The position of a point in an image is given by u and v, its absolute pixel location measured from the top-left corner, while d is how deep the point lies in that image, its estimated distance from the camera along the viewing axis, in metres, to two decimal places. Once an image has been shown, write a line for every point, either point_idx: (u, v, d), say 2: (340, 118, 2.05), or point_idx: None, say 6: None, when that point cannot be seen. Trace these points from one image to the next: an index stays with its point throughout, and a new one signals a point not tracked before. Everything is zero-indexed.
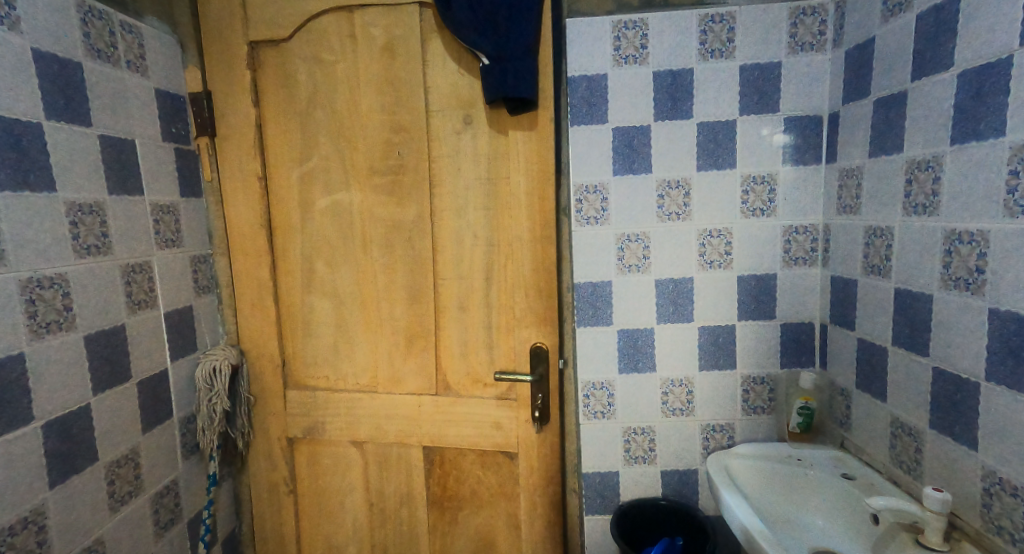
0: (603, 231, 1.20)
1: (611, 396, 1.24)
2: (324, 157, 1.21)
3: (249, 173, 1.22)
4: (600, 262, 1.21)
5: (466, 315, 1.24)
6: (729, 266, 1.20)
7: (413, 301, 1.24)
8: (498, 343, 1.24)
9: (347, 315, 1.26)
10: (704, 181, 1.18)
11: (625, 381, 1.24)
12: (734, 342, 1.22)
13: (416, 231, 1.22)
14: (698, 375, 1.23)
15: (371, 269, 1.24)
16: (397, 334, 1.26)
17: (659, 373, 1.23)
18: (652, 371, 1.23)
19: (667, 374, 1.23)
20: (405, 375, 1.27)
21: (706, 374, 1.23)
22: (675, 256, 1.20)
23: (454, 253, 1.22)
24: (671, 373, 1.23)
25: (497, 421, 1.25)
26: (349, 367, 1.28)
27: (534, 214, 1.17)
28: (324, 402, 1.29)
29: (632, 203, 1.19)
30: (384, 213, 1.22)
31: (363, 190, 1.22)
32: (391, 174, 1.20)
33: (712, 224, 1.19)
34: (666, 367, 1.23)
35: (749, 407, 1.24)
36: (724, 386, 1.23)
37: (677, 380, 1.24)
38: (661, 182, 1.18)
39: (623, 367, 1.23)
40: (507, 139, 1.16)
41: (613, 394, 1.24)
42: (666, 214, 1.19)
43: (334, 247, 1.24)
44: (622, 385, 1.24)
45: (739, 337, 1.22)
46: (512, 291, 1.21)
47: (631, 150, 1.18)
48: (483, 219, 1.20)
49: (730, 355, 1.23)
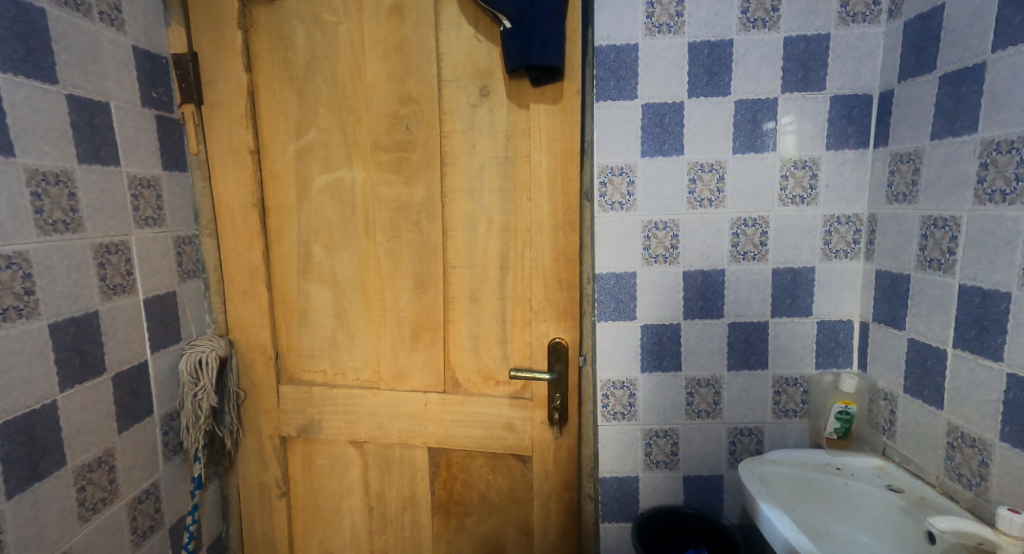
0: (630, 217, 1.11)
1: (633, 396, 1.17)
2: (325, 129, 1.10)
3: (240, 146, 1.10)
4: (624, 251, 1.12)
5: (477, 307, 1.13)
6: (763, 258, 1.12)
7: (420, 289, 1.14)
8: (513, 337, 1.14)
9: (347, 305, 1.17)
10: (740, 166, 1.09)
11: (648, 380, 1.17)
12: (766, 340, 1.16)
13: (425, 214, 1.11)
14: (726, 375, 1.17)
15: (375, 255, 1.14)
16: (402, 327, 1.16)
17: (685, 372, 1.17)
18: (677, 371, 1.17)
19: (693, 373, 1.17)
20: (409, 370, 1.17)
21: (734, 376, 1.17)
22: (706, 246, 1.12)
23: (467, 240, 1.11)
24: (696, 372, 1.17)
25: (510, 422, 1.15)
26: (349, 361, 1.19)
27: (556, 198, 1.07)
28: (321, 399, 1.19)
29: (657, 189, 1.11)
30: (389, 192, 1.11)
31: (368, 168, 1.11)
32: (398, 151, 1.09)
33: (746, 212, 1.11)
34: (691, 367, 1.17)
35: (780, 410, 1.17)
36: (755, 387, 1.17)
37: (704, 380, 1.17)
38: (694, 166, 1.10)
39: (646, 366, 1.16)
40: (528, 113, 1.05)
41: (634, 393, 1.17)
42: (697, 201, 1.11)
43: (335, 230, 1.14)
44: (644, 385, 1.17)
45: (772, 335, 1.15)
46: (529, 282, 1.11)
47: (661, 130, 1.09)
48: (499, 202, 1.09)
49: (760, 354, 1.16)
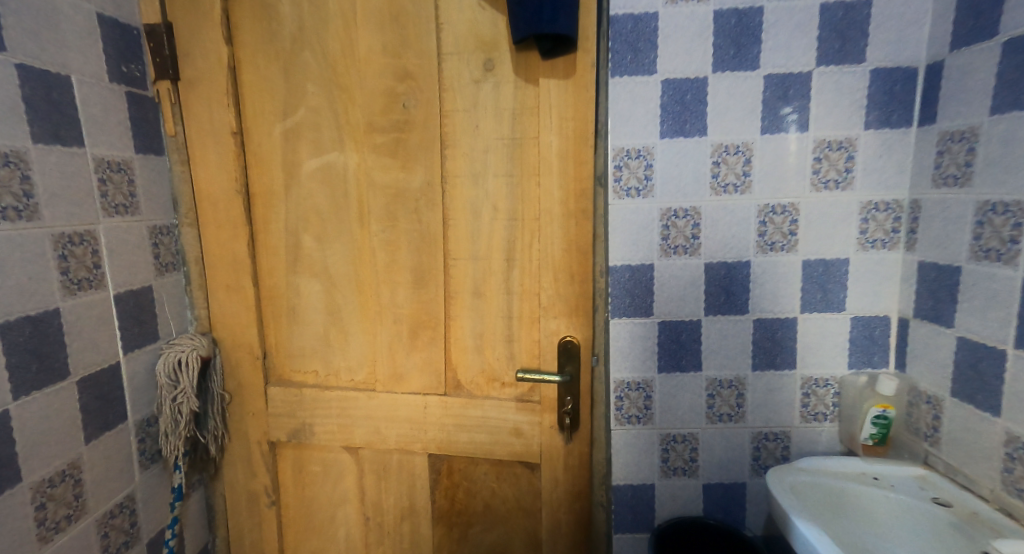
0: (648, 204, 1.02)
1: (649, 399, 1.08)
2: (314, 108, 1.00)
3: (222, 127, 1.01)
4: (641, 242, 1.03)
5: (482, 303, 1.04)
6: (792, 249, 1.03)
7: (419, 284, 1.05)
8: (520, 336, 1.05)
9: (340, 300, 1.08)
10: (768, 148, 1.00)
11: (665, 381, 1.08)
12: (794, 338, 1.07)
13: (424, 201, 1.02)
14: (749, 376, 1.08)
15: (369, 246, 1.05)
16: (400, 324, 1.07)
17: (706, 372, 1.08)
18: (697, 371, 1.08)
19: (714, 374, 1.08)
20: (408, 370, 1.08)
21: (759, 376, 1.08)
22: (730, 236, 1.03)
23: (470, 230, 1.02)
24: (717, 373, 1.08)
25: (516, 427, 1.06)
26: (343, 361, 1.10)
27: (568, 183, 0.97)
28: (313, 401, 1.11)
29: (677, 174, 1.01)
30: (385, 178, 1.02)
31: (361, 150, 1.01)
32: (395, 132, 1.00)
33: (775, 199, 1.01)
34: (712, 367, 1.08)
35: (809, 413, 1.08)
36: (781, 389, 1.08)
37: (726, 381, 1.09)
38: (718, 148, 1.00)
39: (663, 366, 1.07)
40: (537, 89, 0.95)
41: (650, 396, 1.08)
42: (720, 187, 1.01)
43: (327, 219, 1.05)
44: (662, 386, 1.08)
45: (801, 332, 1.06)
46: (538, 276, 1.01)
47: (683, 108, 0.99)
48: (506, 187, 0.99)
49: (788, 353, 1.07)
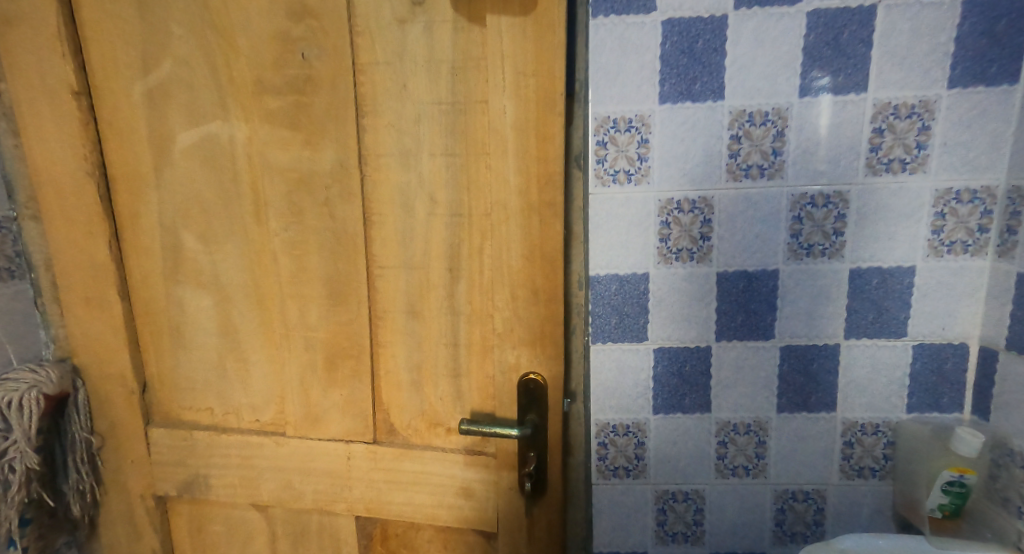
0: (641, 194, 0.75)
1: (641, 446, 0.84)
2: (181, 60, 0.73)
3: (59, 86, 0.74)
4: (631, 244, 0.77)
5: (418, 325, 0.78)
6: (836, 254, 0.76)
7: (336, 300, 0.79)
8: (469, 369, 0.79)
9: (237, 320, 0.83)
10: (808, 116, 0.73)
11: (662, 424, 0.83)
12: (835, 372, 0.80)
13: (337, 190, 0.75)
14: (774, 420, 0.83)
15: (270, 249, 0.79)
16: (313, 352, 0.81)
17: (715, 414, 0.83)
18: (704, 413, 0.83)
19: (725, 417, 0.83)
20: (327, 410, 0.83)
21: (785, 420, 0.82)
22: (752, 236, 0.77)
23: (399, 228, 0.75)
24: (730, 415, 0.83)
25: (466, 485, 0.82)
26: (244, 397, 0.85)
27: (528, 164, 0.69)
28: (208, 448, 0.86)
29: (681, 152, 0.74)
30: (284, 158, 0.75)
31: (251, 119, 0.74)
32: (293, 94, 0.72)
33: (815, 187, 0.75)
34: (723, 407, 0.83)
35: (852, 468, 0.82)
36: (815, 437, 0.82)
37: (742, 426, 0.83)
38: (737, 117, 0.73)
39: (660, 405, 0.83)
40: (485, 31, 0.67)
41: (643, 442, 0.84)
42: (740, 170, 0.74)
43: (212, 214, 0.79)
44: (657, 430, 0.83)
45: (844, 366, 0.80)
46: (491, 291, 0.75)
47: (693, 61, 0.72)
48: (445, 171, 0.73)
49: (826, 392, 0.81)
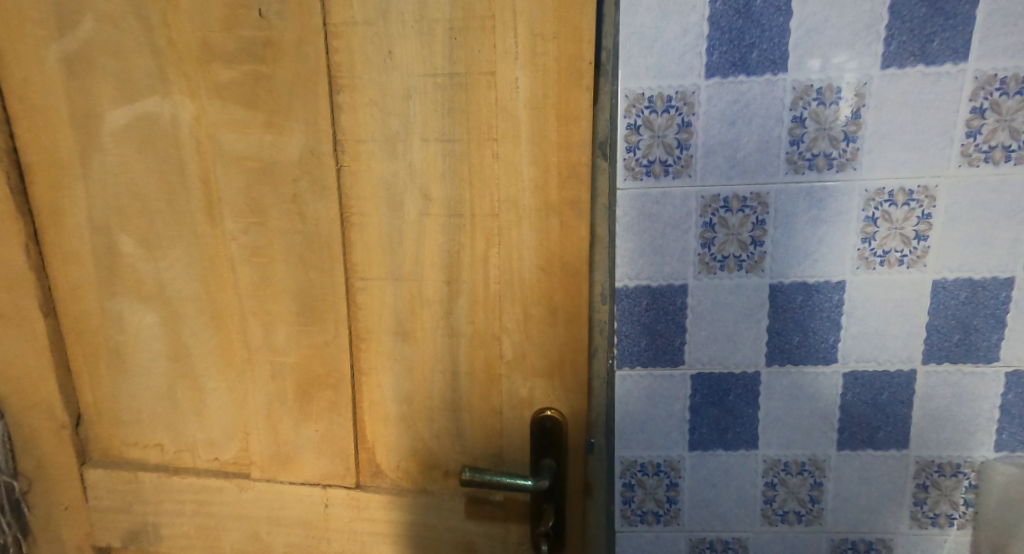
0: (681, 190, 0.57)
1: (673, 488, 0.66)
2: (107, 19, 0.58)
3: None
4: (665, 255, 0.59)
5: (408, 350, 0.64)
6: (917, 264, 0.59)
7: (307, 318, 0.65)
8: (470, 404, 0.65)
9: (187, 341, 0.69)
10: (892, 94, 0.54)
11: (698, 464, 0.65)
12: (910, 403, 0.63)
13: (307, 183, 0.60)
14: (834, 457, 0.65)
15: (225, 256, 0.65)
16: (281, 380, 0.67)
17: (764, 450, 0.65)
18: (749, 449, 0.65)
19: (775, 453, 0.65)
20: (298, 449, 0.69)
21: (847, 459, 0.65)
22: (814, 242, 0.59)
23: (385, 231, 0.61)
24: (780, 452, 0.65)
25: (466, 538, 0.68)
26: (201, 432, 0.72)
27: (545, 153, 0.55)
28: (156, 492, 0.73)
29: (730, 138, 0.56)
30: (239, 143, 0.60)
31: (197, 94, 0.60)
32: (248, 62, 0.57)
33: (896, 179, 0.57)
34: (773, 442, 0.65)
35: (925, 513, 0.66)
36: (882, 478, 0.66)
37: (795, 465, 0.66)
38: (802, 94, 0.55)
39: (698, 439, 0.65)
40: None
41: (676, 483, 0.66)
42: (803, 160, 0.56)
43: (155, 213, 0.65)
44: (693, 470, 0.65)
45: (920, 396, 0.63)
46: (498, 311, 0.61)
47: (746, 18, 0.53)
48: (441, 162, 0.57)
49: (898, 426, 0.64)
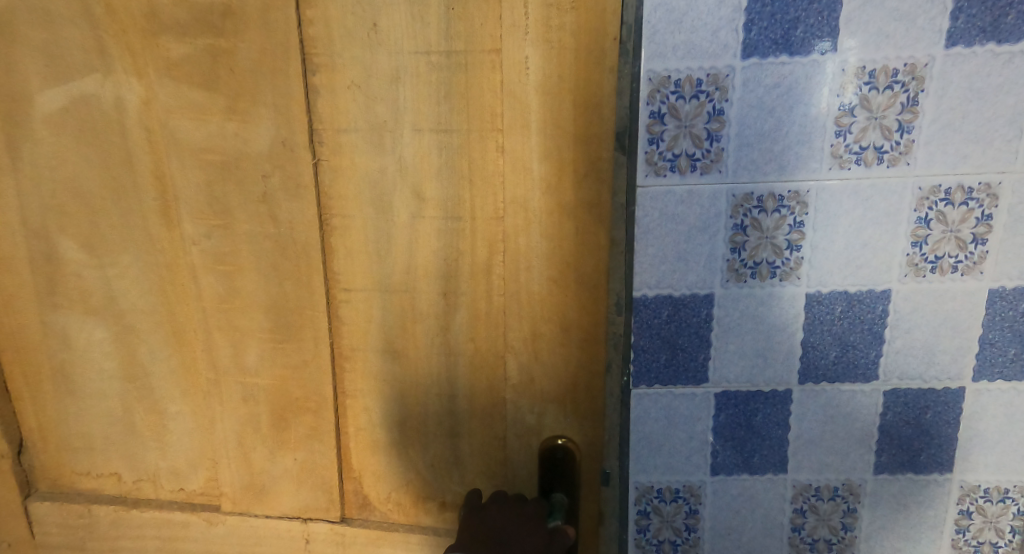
0: (710, 188, 0.44)
1: (694, 516, 0.55)
2: None
3: None
4: (687, 271, 0.46)
5: (398, 371, 0.56)
6: (974, 271, 0.45)
7: (280, 335, 0.56)
8: (469, 432, 0.57)
9: (144, 359, 0.61)
10: (957, 78, 0.41)
11: (717, 491, 0.54)
12: (958, 424, 0.50)
13: (278, 179, 0.51)
14: (870, 481, 0.53)
15: (184, 265, 0.56)
16: (252, 404, 0.59)
17: (793, 475, 0.53)
18: (777, 474, 0.53)
19: (806, 478, 0.53)
20: (274, 480, 0.61)
21: (884, 483, 0.53)
22: (859, 248, 0.45)
23: (370, 236, 0.52)
24: (812, 476, 0.53)
25: None
26: (164, 459, 0.64)
27: (560, 147, 0.46)
28: (114, 526, 0.67)
29: (764, 128, 0.42)
30: (195, 132, 0.51)
31: (144, 73, 0.50)
32: (203, 34, 0.48)
33: (956, 173, 0.43)
34: (804, 466, 0.52)
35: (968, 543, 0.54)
36: (921, 503, 0.53)
37: (828, 490, 0.53)
38: (853, 77, 0.41)
39: (721, 463, 0.52)
40: None
41: (696, 510, 0.54)
42: (850, 154, 0.43)
43: (101, 214, 0.56)
44: (711, 498, 0.54)
45: (968, 416, 0.50)
46: (502, 328, 0.53)
47: None
48: (435, 155, 0.49)
49: (942, 447, 0.51)
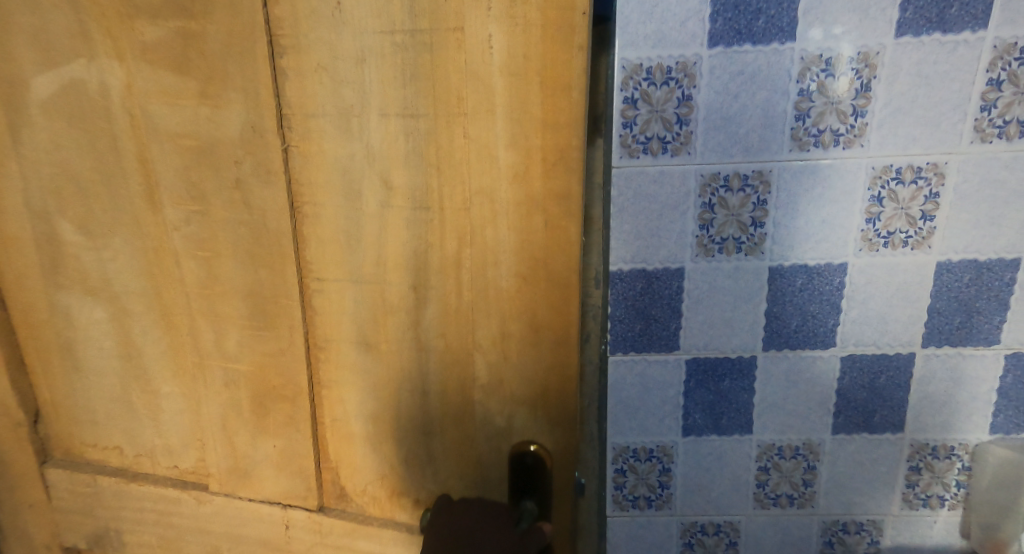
0: (680, 169, 0.43)
1: (666, 474, 0.53)
2: None
3: None
4: (648, 251, 0.45)
5: (370, 363, 0.55)
6: (922, 248, 0.44)
7: (257, 322, 0.56)
8: (441, 429, 0.55)
9: (138, 340, 0.62)
10: (908, 64, 0.39)
11: (691, 450, 0.52)
12: (909, 389, 0.49)
13: (250, 165, 0.50)
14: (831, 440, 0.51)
15: (168, 250, 0.57)
16: (234, 389, 0.60)
17: (760, 433, 0.51)
18: (743, 434, 0.51)
19: (771, 437, 0.51)
20: (256, 464, 0.62)
21: (844, 442, 0.51)
22: (816, 227, 0.44)
23: (340, 224, 0.51)
24: (777, 435, 0.51)
25: None
26: (159, 437, 0.66)
27: (528, 133, 0.43)
28: (116, 497, 0.70)
29: (733, 111, 0.41)
30: (172, 117, 0.51)
31: (124, 57, 0.50)
32: (174, 16, 0.47)
33: (906, 153, 0.42)
34: (768, 425, 0.50)
35: (918, 497, 0.52)
36: (879, 459, 0.51)
37: (790, 448, 0.51)
38: (810, 65, 0.40)
39: (693, 424, 0.51)
40: None
41: (668, 468, 0.52)
42: (809, 137, 0.41)
43: (94, 198, 0.57)
44: (684, 457, 0.52)
45: (918, 379, 0.48)
46: (472, 324, 0.50)
47: None
48: (402, 140, 0.46)
49: (895, 410, 0.49)
